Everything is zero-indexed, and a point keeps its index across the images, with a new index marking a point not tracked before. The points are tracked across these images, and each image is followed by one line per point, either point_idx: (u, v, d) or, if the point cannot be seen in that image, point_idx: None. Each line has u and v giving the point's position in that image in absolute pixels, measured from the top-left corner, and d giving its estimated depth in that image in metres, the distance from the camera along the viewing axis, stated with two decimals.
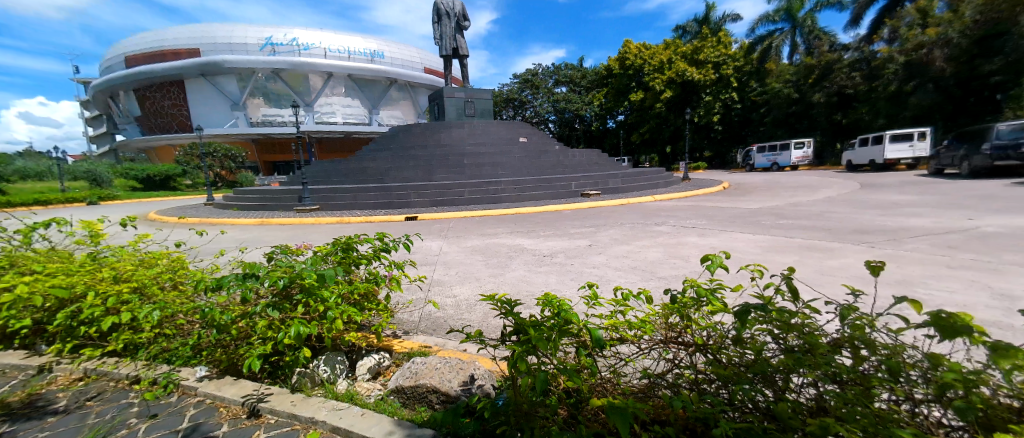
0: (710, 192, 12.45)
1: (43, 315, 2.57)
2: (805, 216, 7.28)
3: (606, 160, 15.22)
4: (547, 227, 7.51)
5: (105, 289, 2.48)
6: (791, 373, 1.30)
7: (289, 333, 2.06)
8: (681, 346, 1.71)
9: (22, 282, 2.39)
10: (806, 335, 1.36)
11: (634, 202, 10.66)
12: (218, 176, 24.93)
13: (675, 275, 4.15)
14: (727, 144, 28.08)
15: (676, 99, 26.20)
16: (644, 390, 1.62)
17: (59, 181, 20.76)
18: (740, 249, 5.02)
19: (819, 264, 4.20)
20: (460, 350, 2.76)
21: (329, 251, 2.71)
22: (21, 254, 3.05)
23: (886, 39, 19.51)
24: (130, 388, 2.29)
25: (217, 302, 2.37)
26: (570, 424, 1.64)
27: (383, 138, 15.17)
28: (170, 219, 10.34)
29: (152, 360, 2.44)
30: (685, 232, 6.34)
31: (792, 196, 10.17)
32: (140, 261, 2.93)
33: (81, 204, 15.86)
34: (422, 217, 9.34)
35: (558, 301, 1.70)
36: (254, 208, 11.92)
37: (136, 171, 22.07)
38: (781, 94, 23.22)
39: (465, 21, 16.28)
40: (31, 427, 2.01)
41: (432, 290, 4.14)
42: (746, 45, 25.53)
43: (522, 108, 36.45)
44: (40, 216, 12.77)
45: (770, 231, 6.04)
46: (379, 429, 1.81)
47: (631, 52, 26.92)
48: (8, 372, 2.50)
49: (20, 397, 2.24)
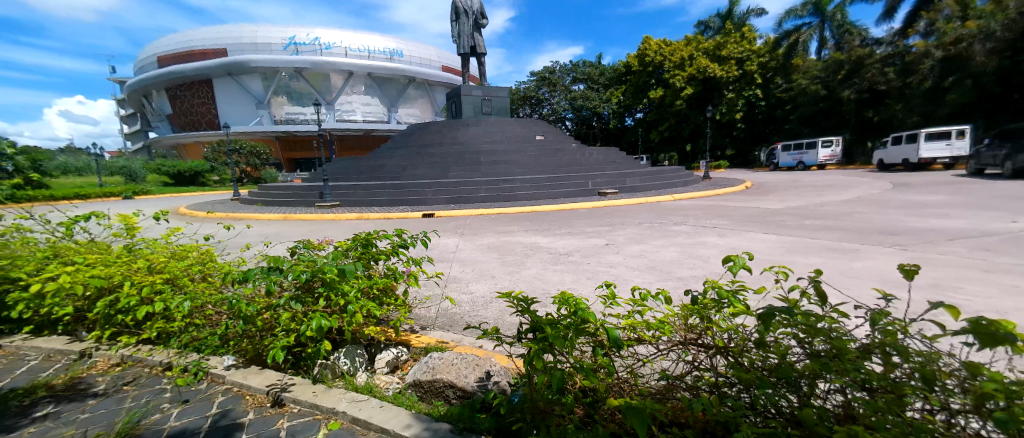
0: (731, 191, 12.16)
1: (83, 303, 2.73)
2: (830, 216, 7.05)
3: (623, 158, 15.01)
4: (563, 225, 7.48)
5: (141, 280, 2.60)
6: (818, 379, 1.27)
7: (311, 326, 2.12)
8: (701, 348, 1.66)
9: (66, 272, 2.52)
10: (834, 340, 1.31)
11: (653, 201, 10.49)
12: (244, 172, 25.71)
13: (693, 276, 4.08)
14: (749, 142, 27.37)
15: (697, 96, 25.62)
16: (663, 392, 1.60)
17: (97, 176, 21.73)
18: (762, 250, 4.89)
19: (844, 266, 4.07)
20: (476, 346, 2.79)
21: (349, 246, 2.75)
22: (64, 245, 3.22)
23: (922, 32, 18.45)
24: (163, 375, 2.40)
25: (243, 294, 2.44)
26: (585, 422, 1.65)
27: (401, 136, 15.37)
28: (200, 213, 10.78)
29: (183, 348, 2.55)
30: (703, 232, 6.21)
31: (816, 196, 9.88)
32: (172, 254, 3.04)
33: (117, 198, 16.61)
34: (438, 215, 9.44)
35: (574, 300, 1.69)
36: (278, 204, 12.26)
37: (167, 167, 22.92)
38: (808, 91, 22.42)
39: (483, 19, 16.31)
40: (73, 408, 2.11)
41: (449, 286, 4.19)
42: (771, 40, 24.66)
43: (540, 105, 36.30)
44: (78, 210, 13.44)
45: (793, 232, 5.88)
46: (397, 422, 1.85)
47: (652, 49, 26.45)
48: (53, 357, 2.65)
49: (63, 380, 2.37)
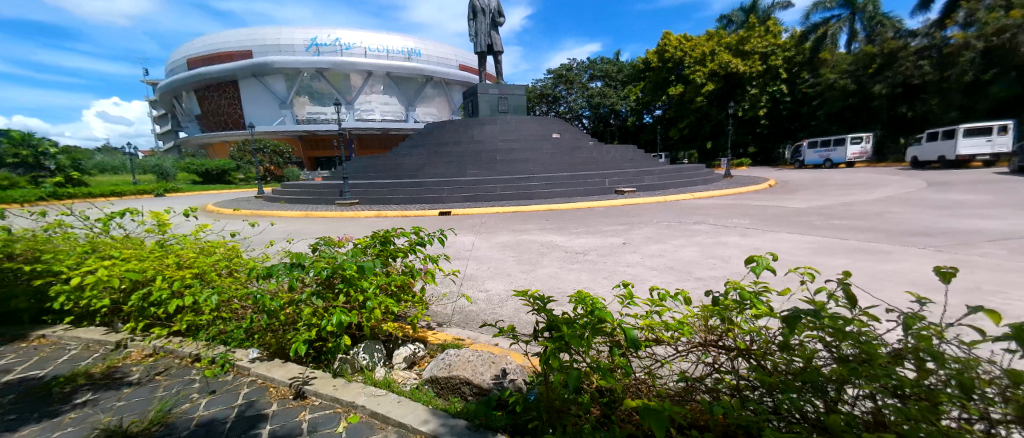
0: (754, 190, 11.85)
1: (119, 296, 2.85)
2: (860, 216, 6.78)
3: (642, 156, 14.81)
4: (580, 224, 7.43)
5: (172, 274, 2.71)
6: (844, 384, 1.23)
7: (331, 321, 2.17)
8: (723, 350, 1.62)
9: (103, 266, 2.64)
10: (862, 344, 1.26)
11: (671, 200, 10.31)
12: (267, 170, 26.35)
13: (714, 276, 3.99)
14: (773, 140, 26.57)
15: (718, 92, 25.02)
16: (682, 394, 1.58)
17: (132, 175, 22.68)
18: (786, 251, 4.75)
19: (873, 268, 3.92)
20: (492, 344, 2.80)
21: (368, 243, 2.79)
22: (102, 240, 3.38)
23: (962, 23, 17.30)
24: (192, 366, 2.50)
25: (267, 289, 2.51)
26: (602, 423, 1.64)
27: (418, 135, 15.53)
28: (227, 211, 11.15)
29: (211, 341, 2.64)
30: (724, 232, 6.07)
31: (843, 195, 9.52)
32: (201, 249, 3.16)
33: (150, 195, 17.34)
34: (455, 212, 9.51)
35: (591, 299, 1.68)
36: (300, 202, 12.56)
37: (196, 166, 23.74)
38: (836, 85, 21.62)
39: (501, 17, 16.31)
40: (110, 396, 2.22)
41: (465, 284, 4.22)
42: (797, 33, 23.85)
43: (556, 103, 35.57)
44: (114, 206, 14.08)
45: (819, 232, 5.68)
46: (415, 417, 1.88)
47: (671, 44, 26.05)
48: (91, 347, 2.78)
49: (101, 369, 2.49)
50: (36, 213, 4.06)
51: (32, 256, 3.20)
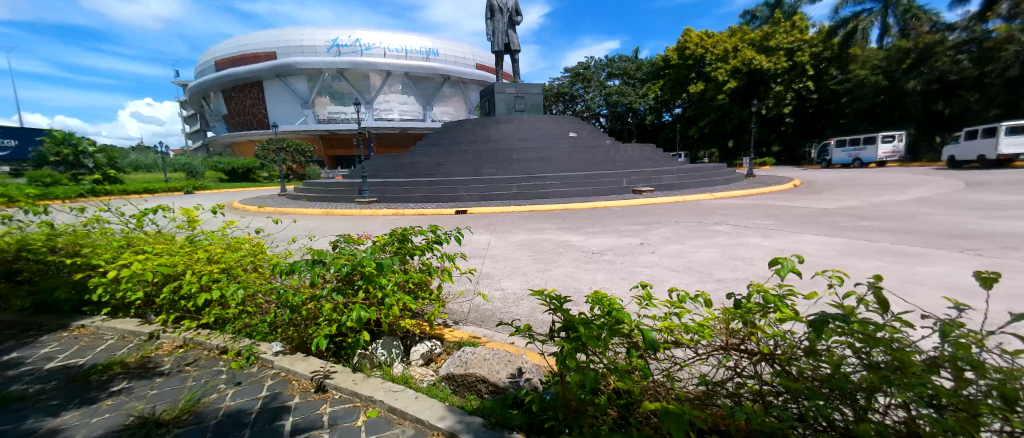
0: (777, 190, 11.52)
1: (152, 289, 2.97)
2: (891, 217, 6.51)
3: (660, 156, 14.58)
4: (596, 224, 7.37)
5: (201, 268, 2.81)
6: (876, 392, 1.18)
7: (351, 317, 2.21)
8: (744, 354, 1.58)
9: (137, 260, 2.76)
10: (895, 351, 1.21)
11: (691, 200, 10.12)
12: (290, 169, 26.96)
13: (735, 278, 3.90)
14: (798, 138, 25.73)
15: (741, 89, 24.40)
16: (702, 398, 1.54)
17: (163, 173, 23.59)
18: (812, 253, 4.61)
19: (906, 271, 3.77)
20: (508, 343, 2.81)
21: (386, 241, 2.83)
22: (137, 235, 3.53)
23: (1005, 16, 16.55)
24: (219, 357, 2.58)
25: (290, 284, 2.57)
26: (620, 425, 1.61)
27: (435, 134, 15.67)
28: (252, 208, 11.49)
29: (237, 334, 2.74)
30: (746, 233, 5.92)
31: (874, 196, 9.16)
32: (227, 245, 3.27)
33: (180, 193, 18.02)
34: (471, 211, 9.55)
35: (608, 299, 1.66)
36: (320, 200, 12.83)
37: (223, 164, 24.53)
38: (867, 82, 20.80)
39: (518, 16, 16.27)
40: (143, 385, 2.32)
41: (481, 282, 4.25)
42: (826, 28, 23.04)
43: (573, 102, 35.83)
44: (147, 203, 14.69)
45: (847, 234, 5.48)
46: (432, 413, 1.90)
47: (692, 41, 25.61)
48: (126, 337, 2.92)
49: (135, 358, 2.61)
50: (76, 210, 4.27)
51: (73, 249, 3.38)
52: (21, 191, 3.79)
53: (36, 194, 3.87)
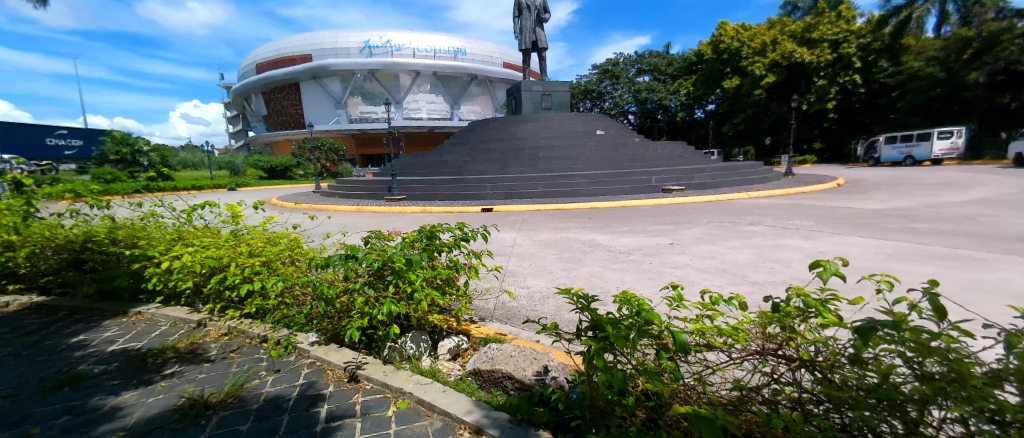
0: (819, 189, 10.94)
1: (200, 279, 3.16)
2: (946, 219, 6.06)
3: (692, 153, 14.14)
4: (624, 223, 7.24)
5: (244, 261, 2.97)
6: (930, 405, 1.10)
7: (382, 310, 2.28)
8: (782, 360, 1.51)
9: (187, 252, 2.95)
10: (953, 362, 1.12)
11: (724, 199, 9.76)
12: (324, 167, 27.89)
13: (772, 281, 3.74)
14: (843, 134, 24.29)
15: (780, 84, 23.30)
16: (736, 404, 1.49)
17: (209, 171, 24.99)
18: (857, 256, 4.35)
19: (964, 277, 3.50)
20: (533, 341, 2.82)
21: (415, 237, 2.88)
22: (186, 229, 3.75)
23: None
24: (260, 346, 2.73)
25: (325, 278, 2.67)
26: (648, 427, 1.59)
27: (462, 133, 15.84)
28: (289, 205, 11.99)
29: (276, 324, 2.87)
30: (784, 234, 5.66)
31: (927, 196, 8.55)
32: (268, 239, 3.42)
33: (224, 189, 19.05)
34: (497, 210, 9.58)
35: (637, 300, 1.63)
36: (352, 197, 13.23)
37: (263, 163, 25.74)
38: (921, 74, 19.37)
39: (546, 13, 16.17)
40: (192, 369, 2.47)
41: (507, 280, 4.27)
42: (875, 17, 21.63)
43: (600, 99, 35.39)
44: (195, 199, 15.66)
45: (896, 236, 5.14)
46: (459, 407, 1.93)
47: (728, 35, 24.84)
48: (177, 324, 3.12)
49: (185, 344, 2.79)
50: (133, 204, 4.59)
51: (131, 242, 3.64)
52: (86, 187, 4.11)
53: (100, 190, 4.20)
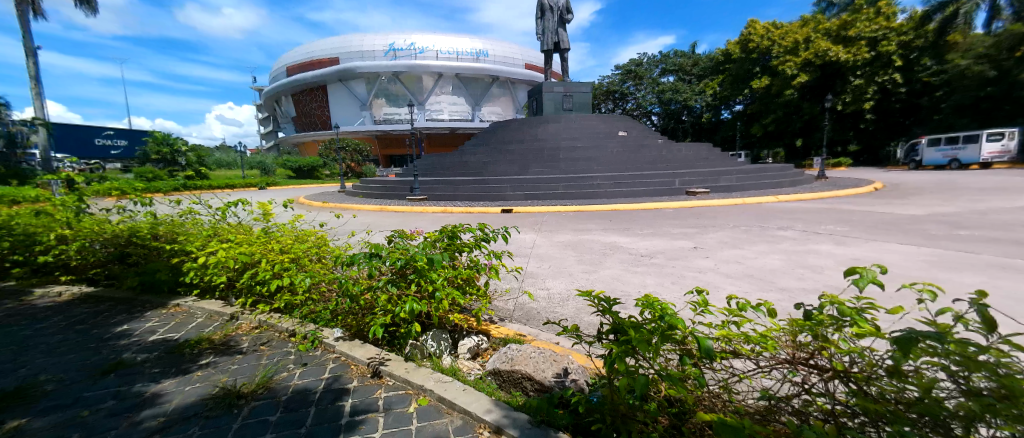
0: (854, 193, 10.46)
1: (234, 274, 3.31)
2: (996, 226, 5.69)
3: (718, 155, 13.78)
4: (646, 226, 7.12)
5: (274, 258, 3.08)
6: (979, 422, 1.03)
7: (404, 308, 2.32)
8: (814, 370, 1.45)
9: (222, 248, 3.08)
10: (1004, 377, 1.05)
11: (751, 202, 9.47)
12: (349, 168, 28.57)
13: (802, 288, 3.60)
14: (880, 136, 23.16)
15: (812, 83, 22.45)
16: (764, 413, 1.45)
17: (242, 170, 26.02)
18: (896, 263, 4.14)
19: (1017, 288, 3.27)
20: (553, 342, 2.81)
21: (437, 237, 2.92)
22: (222, 225, 3.92)
23: None
24: (288, 339, 2.83)
25: (351, 275, 2.74)
26: (671, 433, 1.56)
27: (484, 134, 15.95)
28: (316, 204, 12.36)
29: (303, 319, 2.96)
30: (815, 239, 5.44)
31: (975, 202, 8.04)
32: (296, 237, 3.54)
33: (255, 188, 19.77)
34: (517, 210, 9.60)
35: (660, 304, 1.60)
36: (376, 196, 13.52)
37: (292, 163, 26.59)
38: (969, 72, 18.27)
39: (569, 14, 16.09)
40: (226, 360, 2.58)
41: (526, 281, 4.27)
42: (917, 13, 20.56)
43: (623, 100, 34.95)
44: (229, 197, 16.33)
45: (939, 243, 4.87)
46: (479, 406, 1.95)
47: (757, 33, 24.06)
48: (212, 316, 3.27)
49: (219, 336, 2.92)
50: (173, 201, 4.84)
51: (171, 237, 3.84)
52: (131, 185, 4.35)
53: (144, 188, 4.45)
